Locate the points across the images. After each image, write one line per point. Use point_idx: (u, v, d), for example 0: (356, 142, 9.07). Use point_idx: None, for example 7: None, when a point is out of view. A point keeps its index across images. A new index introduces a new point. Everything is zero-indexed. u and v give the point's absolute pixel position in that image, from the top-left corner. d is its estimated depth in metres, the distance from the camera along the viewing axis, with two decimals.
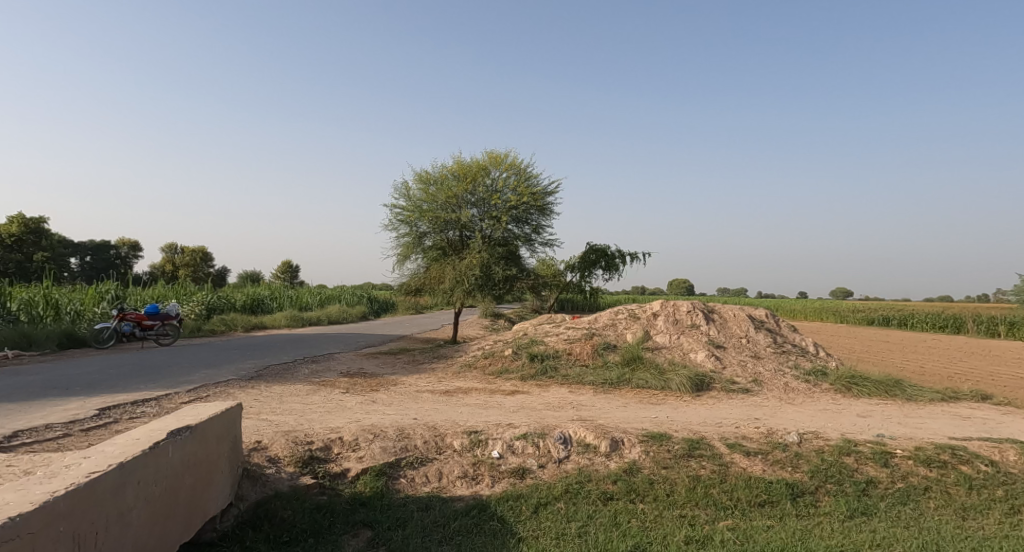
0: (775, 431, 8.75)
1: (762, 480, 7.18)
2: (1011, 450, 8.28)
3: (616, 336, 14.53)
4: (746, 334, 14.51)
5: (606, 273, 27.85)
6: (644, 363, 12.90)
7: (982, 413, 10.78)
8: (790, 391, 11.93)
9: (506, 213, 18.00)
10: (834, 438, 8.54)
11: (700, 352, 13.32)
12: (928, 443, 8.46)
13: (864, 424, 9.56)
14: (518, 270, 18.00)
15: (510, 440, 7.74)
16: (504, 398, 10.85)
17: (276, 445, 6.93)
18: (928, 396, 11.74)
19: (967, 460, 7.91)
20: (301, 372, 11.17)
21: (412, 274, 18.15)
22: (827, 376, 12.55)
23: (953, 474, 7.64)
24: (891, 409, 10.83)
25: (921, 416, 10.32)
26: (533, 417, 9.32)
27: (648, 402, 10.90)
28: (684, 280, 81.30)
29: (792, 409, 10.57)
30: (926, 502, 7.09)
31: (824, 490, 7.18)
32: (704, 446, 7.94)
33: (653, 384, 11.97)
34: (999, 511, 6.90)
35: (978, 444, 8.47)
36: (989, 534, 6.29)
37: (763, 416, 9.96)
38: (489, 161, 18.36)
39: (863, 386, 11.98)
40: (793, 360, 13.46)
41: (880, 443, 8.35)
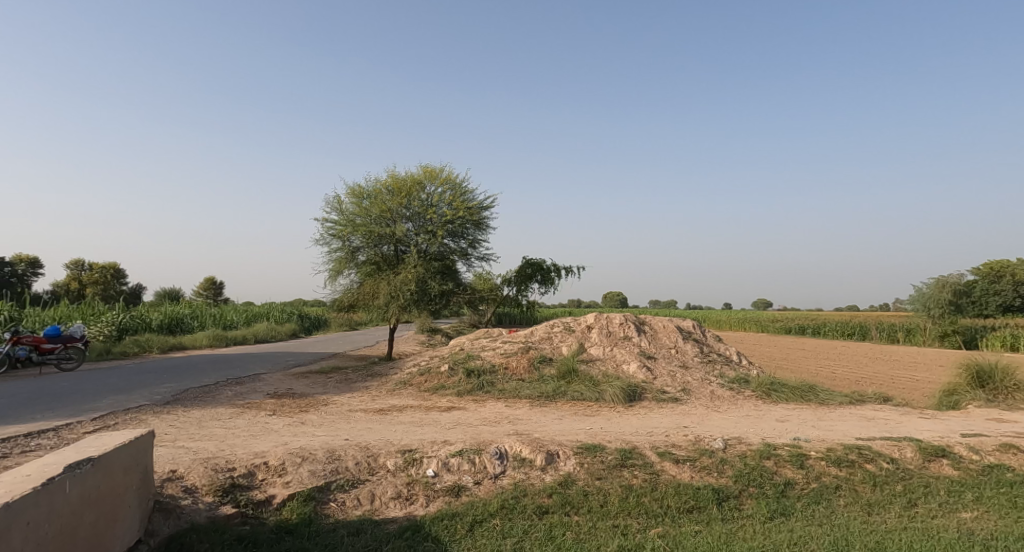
0: (702, 438, 9.08)
1: (690, 486, 7.43)
2: (908, 448, 8.95)
3: (551, 349, 14.69)
4: (675, 345, 15.02)
5: (541, 286, 28.16)
6: (579, 375, 13.07)
7: (885, 414, 11.64)
8: (716, 398, 12.43)
9: (442, 228, 17.91)
10: (756, 443, 8.95)
11: (632, 364, 13.67)
12: (838, 444, 9.03)
13: (782, 428, 10.08)
14: (455, 285, 17.91)
15: (445, 457, 7.64)
16: (440, 415, 10.72)
17: (192, 473, 6.55)
18: (838, 399, 12.53)
19: (872, 458, 8.49)
20: (223, 394, 10.64)
21: (345, 290, 17.70)
22: (749, 384, 13.16)
23: (860, 472, 8.17)
24: (806, 413, 11.49)
25: (832, 419, 11.01)
26: (468, 432, 9.24)
27: (583, 414, 11.06)
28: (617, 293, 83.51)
29: (718, 416, 11.02)
30: (838, 500, 7.53)
31: (747, 494, 7.49)
32: (636, 456, 8.12)
33: (588, 396, 12.16)
34: (900, 505, 7.44)
35: (880, 443, 9.11)
36: (891, 527, 6.76)
37: (691, 424, 10.33)
38: (424, 175, 18.26)
39: (780, 392, 12.65)
40: (718, 369, 14.03)
41: (796, 446, 8.83)
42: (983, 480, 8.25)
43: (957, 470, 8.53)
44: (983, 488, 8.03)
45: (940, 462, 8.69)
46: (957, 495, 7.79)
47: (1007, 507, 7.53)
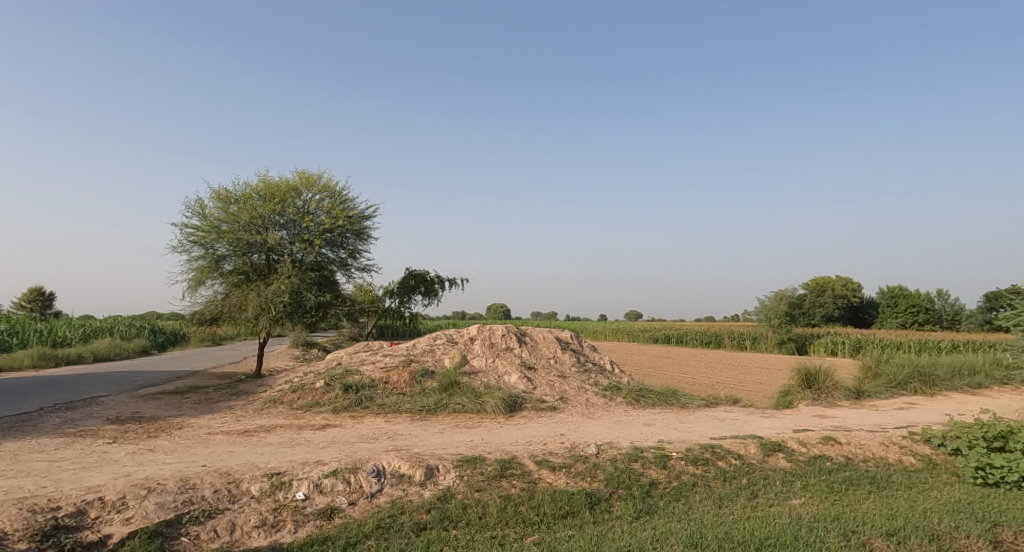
0: (577, 445, 9.40)
1: (564, 492, 7.64)
2: (752, 444, 9.90)
3: (433, 362, 14.50)
4: (554, 355, 15.47)
5: (424, 298, 27.84)
6: (461, 387, 13.01)
7: (735, 415, 12.80)
8: (591, 406, 12.96)
9: (319, 237, 17.14)
10: (624, 447, 9.42)
11: (514, 375, 13.86)
12: (695, 444, 9.77)
13: (649, 432, 10.72)
14: (333, 296, 17.19)
15: (317, 478, 7.23)
16: (313, 433, 10.16)
17: (4, 517, 5.64)
18: (697, 402, 13.59)
19: (723, 456, 9.30)
20: (50, 422, 9.32)
21: (208, 301, 16.33)
22: (620, 391, 13.87)
23: (713, 469, 8.91)
24: (669, 416, 12.33)
25: (691, 421, 11.91)
26: (343, 451, 8.83)
27: (463, 426, 11.03)
28: (500, 305, 84.64)
29: (592, 423, 11.48)
30: (694, 496, 8.13)
31: (617, 495, 7.84)
32: (515, 465, 8.21)
33: (469, 408, 12.14)
34: (745, 497, 8.19)
35: (729, 441, 10.00)
36: (738, 518, 7.41)
37: (567, 431, 10.66)
38: (301, 182, 17.39)
39: (648, 397, 13.46)
40: (593, 377, 14.65)
41: (660, 448, 9.42)
42: (810, 470, 9.35)
43: (790, 462, 9.58)
44: (811, 477, 9.09)
45: (777, 456, 9.71)
46: (789, 484, 8.78)
47: (827, 492, 8.62)
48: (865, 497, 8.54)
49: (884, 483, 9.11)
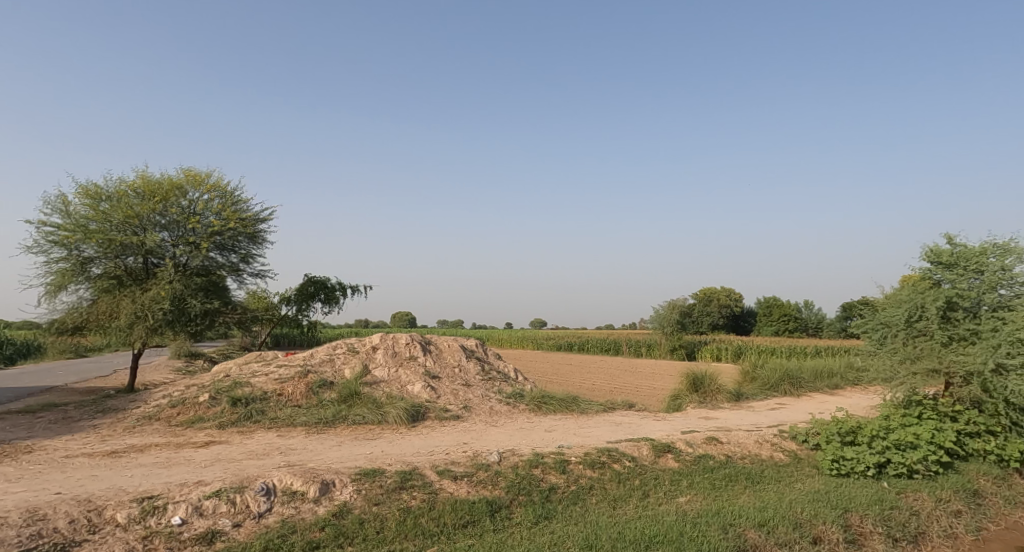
0: (478, 453, 9.31)
1: (465, 501, 7.52)
2: (645, 446, 10.31)
3: (332, 372, 13.84)
4: (458, 364, 15.30)
5: (324, 306, 26.68)
6: (361, 398, 12.52)
7: (631, 419, 13.29)
8: (494, 413, 12.93)
9: (207, 239, 15.92)
10: (526, 454, 9.46)
11: (417, 384, 13.54)
12: (593, 448, 10.01)
13: (549, 438, 10.85)
14: (221, 303, 16.03)
15: (197, 500, 6.62)
16: (193, 452, 9.33)
17: None
18: (595, 407, 13.98)
19: (618, 458, 9.60)
20: None
21: (72, 308, 14.66)
22: (523, 398, 13.96)
23: (609, 471, 9.17)
24: (569, 422, 12.57)
25: (590, 426, 12.22)
26: (229, 469, 8.17)
27: (362, 438, 10.60)
28: (405, 313, 83.14)
29: (494, 430, 11.45)
30: (591, 499, 8.30)
31: (517, 502, 7.83)
32: (415, 476, 7.97)
33: (369, 419, 11.69)
34: (637, 497, 8.50)
35: (625, 444, 10.34)
36: (632, 517, 7.65)
37: (470, 440, 10.55)
38: (186, 180, 16.09)
39: (550, 404, 13.65)
40: (497, 385, 14.65)
41: (560, 453, 9.56)
42: (696, 468, 9.87)
43: (678, 461, 10.05)
44: (696, 475, 9.60)
45: (667, 456, 10.16)
46: (677, 483, 9.23)
47: (710, 488, 9.17)
48: (742, 492, 9.20)
49: (758, 477, 9.83)
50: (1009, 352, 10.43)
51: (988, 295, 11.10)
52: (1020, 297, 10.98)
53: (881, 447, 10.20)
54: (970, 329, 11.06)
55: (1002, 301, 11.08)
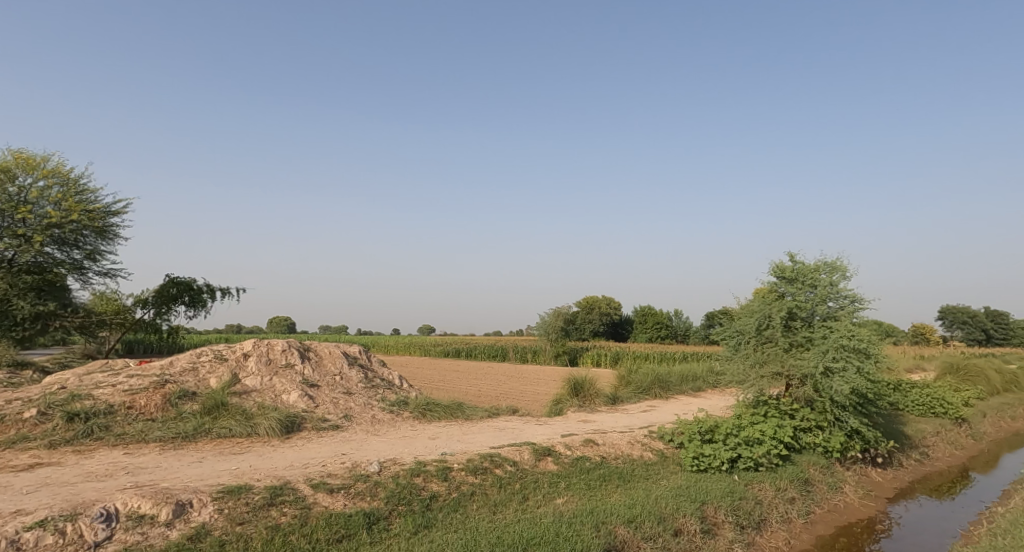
0: (358, 463, 9.03)
1: (341, 515, 7.26)
2: (526, 450, 10.55)
3: (196, 382, 12.77)
4: (339, 371, 14.74)
5: (189, 309, 24.56)
6: (229, 409, 11.67)
7: (514, 424, 13.54)
8: (376, 422, 12.60)
9: (41, 232, 14.10)
10: (407, 462, 9.32)
11: (293, 393, 12.87)
12: (475, 454, 10.09)
13: (432, 445, 10.78)
14: (59, 305, 14.26)
15: (16, 533, 5.85)
16: (20, 476, 8.20)
17: None
18: (480, 414, 14.08)
19: (500, 463, 9.75)
20: None
21: None
22: (407, 405, 13.74)
23: (490, 477, 9.30)
24: (453, 428, 12.57)
25: (474, 432, 12.31)
26: (64, 494, 7.28)
27: (229, 452, 9.89)
28: (284, 318, 78.67)
29: (375, 439, 11.17)
30: (472, 505, 8.37)
31: (396, 512, 7.70)
32: (287, 491, 7.56)
33: (237, 432, 10.93)
34: (516, 501, 8.70)
35: (507, 449, 10.52)
36: (510, 521, 7.80)
37: (349, 450, 10.21)
38: (16, 164, 14.16)
39: (434, 411, 13.56)
40: (380, 393, 14.30)
41: (442, 461, 9.54)
42: (573, 470, 10.27)
43: (557, 464, 10.40)
44: (573, 476, 10.00)
45: (547, 459, 10.47)
46: (555, 485, 9.58)
47: (585, 489, 9.61)
48: (614, 491, 9.75)
49: (628, 476, 10.44)
50: (834, 356, 11.96)
51: (820, 306, 12.65)
52: (844, 308, 12.60)
53: (733, 443, 11.23)
54: (805, 336, 12.54)
55: (830, 311, 12.65)
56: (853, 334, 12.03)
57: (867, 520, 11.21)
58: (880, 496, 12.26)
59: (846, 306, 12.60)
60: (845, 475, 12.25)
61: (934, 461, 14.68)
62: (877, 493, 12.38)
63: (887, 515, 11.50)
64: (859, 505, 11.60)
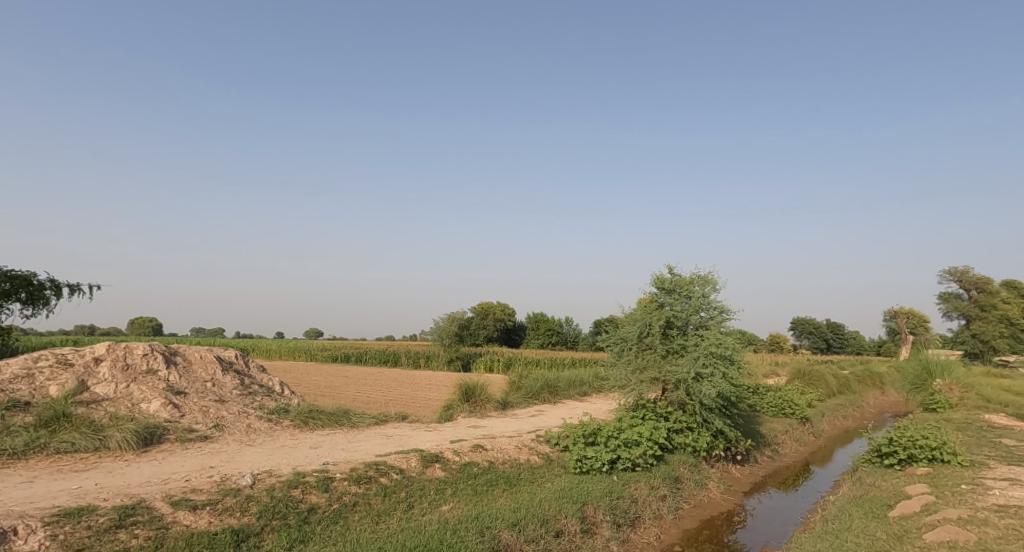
0: (228, 477, 8.35)
1: (205, 534, 6.68)
2: (413, 458, 10.32)
3: (32, 391, 11.22)
4: (211, 378, 13.62)
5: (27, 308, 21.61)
6: (72, 421, 10.35)
7: (401, 431, 13.24)
8: (250, 432, 11.78)
9: None
10: (284, 474, 8.77)
11: (154, 402, 11.71)
12: (359, 463, 9.72)
13: (313, 455, 10.24)
14: None
15: None
16: None
17: None
18: (367, 421, 13.61)
19: (385, 471, 9.46)
20: None
21: None
22: (288, 413, 12.97)
23: (375, 485, 8.99)
24: (337, 437, 12.05)
25: (359, 440, 11.87)
26: None
27: (71, 470, 8.79)
28: (150, 320, 71.76)
29: (250, 450, 10.43)
30: (353, 516, 8.04)
31: (269, 528, 7.21)
32: (141, 511, 6.81)
33: (82, 446, 9.73)
34: (400, 510, 8.49)
35: (393, 457, 10.24)
36: (394, 531, 7.57)
37: (217, 463, 9.44)
38: None
39: (317, 419, 12.91)
40: (258, 401, 13.39)
41: (323, 470, 9.08)
42: (460, 476, 10.18)
43: (444, 471, 10.26)
44: (460, 482, 9.93)
45: (434, 466, 10.30)
46: (441, 492, 9.45)
47: (472, 495, 9.57)
48: (500, 496, 9.80)
49: (515, 480, 10.53)
50: (704, 362, 12.85)
51: (693, 316, 13.57)
52: (713, 318, 13.60)
53: (614, 445, 11.70)
54: (680, 343, 13.37)
55: (702, 321, 13.60)
56: (720, 342, 13.03)
57: (726, 512, 12.16)
58: (739, 491, 13.34)
59: (715, 316, 13.61)
60: (710, 472, 13.19)
61: (782, 456, 16.27)
62: (736, 487, 13.46)
63: (743, 507, 12.55)
64: (721, 499, 12.55)
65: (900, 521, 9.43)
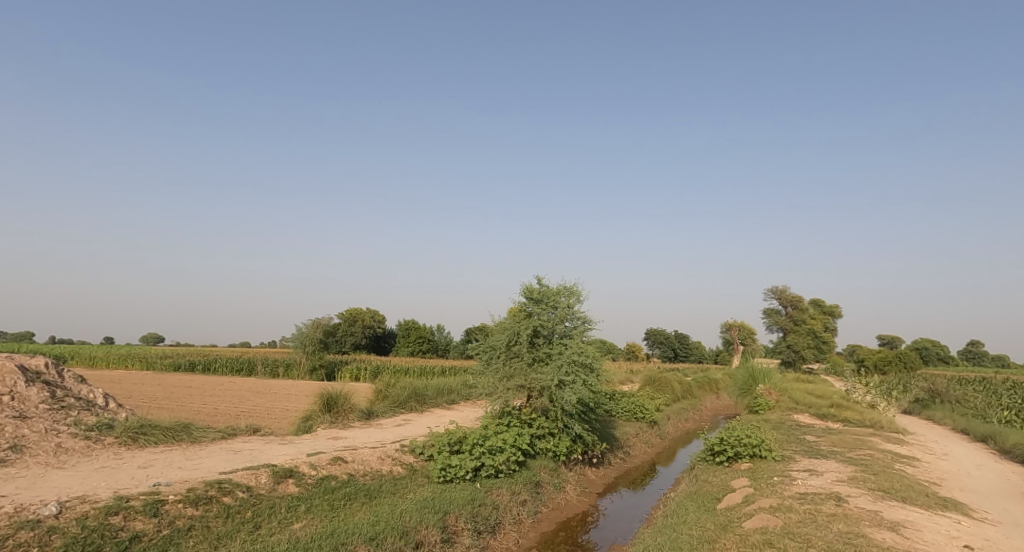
0: (26, 507, 7.31)
1: None
2: (264, 474, 9.69)
3: None
4: (11, 391, 11.79)
5: None
6: None
7: (251, 445, 12.41)
8: (61, 452, 10.37)
9: None
10: (104, 499, 7.89)
11: None
12: (199, 482, 8.97)
13: (142, 476, 9.26)
14: None
15: None
16: None
17: None
18: (211, 435, 12.58)
19: (230, 490, 8.83)
20: None
21: None
22: (112, 429, 11.58)
23: (216, 506, 8.39)
24: (173, 454, 11.01)
25: (200, 457, 10.94)
26: None
27: None
28: None
29: (61, 474, 9.20)
30: (186, 542, 7.50)
31: None
32: None
33: None
34: (244, 532, 8.03)
35: (240, 474, 9.56)
36: None
37: (16, 491, 8.23)
38: None
39: (149, 435, 11.71)
40: (73, 416, 11.82)
41: (154, 492, 8.29)
42: (315, 491, 9.75)
43: (298, 486, 9.73)
44: (315, 497, 9.51)
45: (287, 482, 9.75)
46: (293, 510, 9.00)
47: (327, 510, 9.22)
48: (358, 509, 9.54)
49: (375, 492, 10.31)
50: (567, 370, 13.50)
51: (559, 325, 14.21)
52: (577, 328, 14.34)
53: (478, 453, 11.89)
54: (545, 351, 13.92)
55: (566, 330, 14.29)
56: (582, 351, 13.78)
57: (581, 513, 12.84)
58: (593, 492, 14.14)
59: (578, 326, 14.37)
60: (568, 475, 13.84)
61: (632, 457, 17.50)
62: (591, 489, 14.26)
63: (596, 508, 13.32)
64: (577, 501, 13.23)
65: (726, 512, 10.56)
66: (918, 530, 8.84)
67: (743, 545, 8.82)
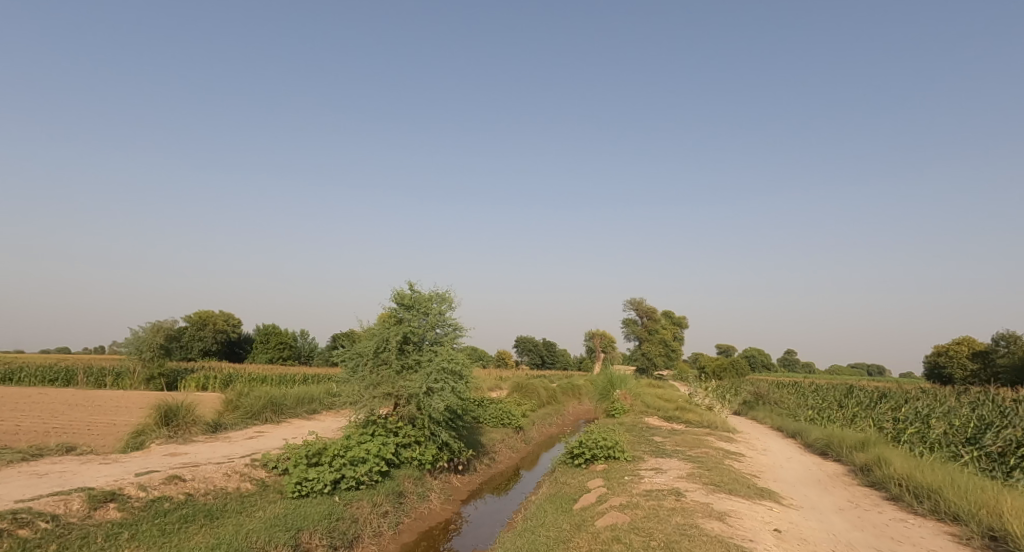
0: None
1: None
2: (76, 499, 8.44)
3: None
4: None
5: None
6: None
7: (60, 467, 10.82)
8: None
9: None
10: None
11: None
12: None
13: None
14: None
15: None
16: None
17: None
18: (7, 457, 10.82)
19: (28, 521, 7.67)
20: None
21: None
22: None
23: (7, 541, 7.29)
24: None
25: None
26: None
27: None
28: None
29: None
30: None
31: None
32: None
33: None
34: None
35: (45, 500, 8.27)
36: None
37: None
38: None
39: None
40: None
41: None
42: (143, 515, 8.68)
43: (122, 511, 8.59)
44: (142, 523, 8.48)
45: (107, 507, 8.56)
46: (112, 539, 7.98)
47: (156, 537, 8.27)
48: (195, 533, 8.67)
49: (217, 513, 9.42)
50: (436, 378, 13.36)
51: (430, 332, 14.03)
52: (448, 335, 14.26)
53: (338, 465, 11.34)
54: (415, 359, 13.65)
55: (437, 337, 14.15)
56: (452, 358, 13.71)
57: (444, 521, 12.73)
58: (457, 499, 14.08)
59: (449, 333, 14.29)
60: (433, 483, 13.61)
61: (497, 463, 17.69)
62: (455, 496, 14.17)
63: (459, 515, 13.26)
64: (440, 509, 13.06)
65: (580, 512, 11.02)
66: (740, 518, 9.83)
67: (593, 542, 9.23)
